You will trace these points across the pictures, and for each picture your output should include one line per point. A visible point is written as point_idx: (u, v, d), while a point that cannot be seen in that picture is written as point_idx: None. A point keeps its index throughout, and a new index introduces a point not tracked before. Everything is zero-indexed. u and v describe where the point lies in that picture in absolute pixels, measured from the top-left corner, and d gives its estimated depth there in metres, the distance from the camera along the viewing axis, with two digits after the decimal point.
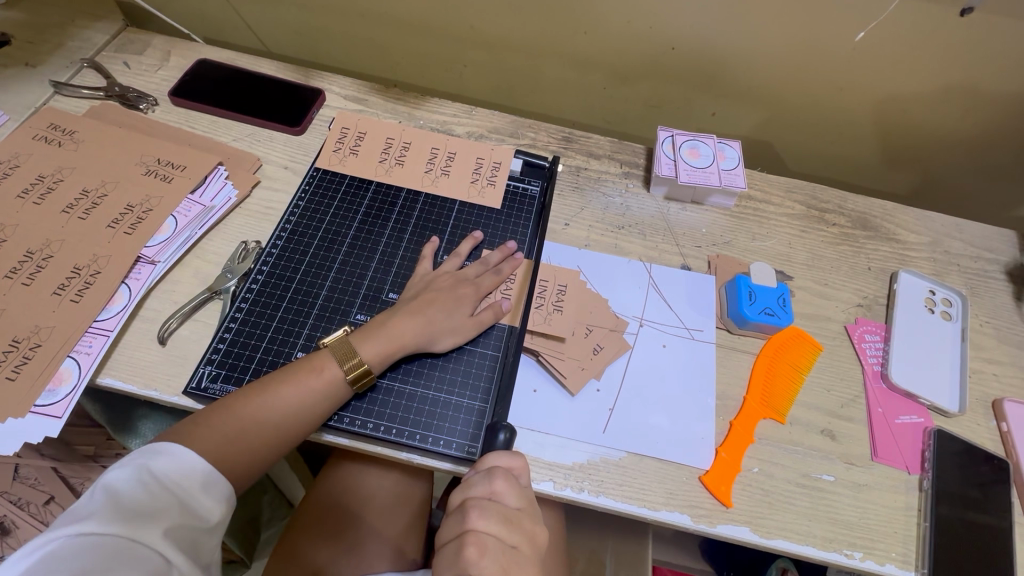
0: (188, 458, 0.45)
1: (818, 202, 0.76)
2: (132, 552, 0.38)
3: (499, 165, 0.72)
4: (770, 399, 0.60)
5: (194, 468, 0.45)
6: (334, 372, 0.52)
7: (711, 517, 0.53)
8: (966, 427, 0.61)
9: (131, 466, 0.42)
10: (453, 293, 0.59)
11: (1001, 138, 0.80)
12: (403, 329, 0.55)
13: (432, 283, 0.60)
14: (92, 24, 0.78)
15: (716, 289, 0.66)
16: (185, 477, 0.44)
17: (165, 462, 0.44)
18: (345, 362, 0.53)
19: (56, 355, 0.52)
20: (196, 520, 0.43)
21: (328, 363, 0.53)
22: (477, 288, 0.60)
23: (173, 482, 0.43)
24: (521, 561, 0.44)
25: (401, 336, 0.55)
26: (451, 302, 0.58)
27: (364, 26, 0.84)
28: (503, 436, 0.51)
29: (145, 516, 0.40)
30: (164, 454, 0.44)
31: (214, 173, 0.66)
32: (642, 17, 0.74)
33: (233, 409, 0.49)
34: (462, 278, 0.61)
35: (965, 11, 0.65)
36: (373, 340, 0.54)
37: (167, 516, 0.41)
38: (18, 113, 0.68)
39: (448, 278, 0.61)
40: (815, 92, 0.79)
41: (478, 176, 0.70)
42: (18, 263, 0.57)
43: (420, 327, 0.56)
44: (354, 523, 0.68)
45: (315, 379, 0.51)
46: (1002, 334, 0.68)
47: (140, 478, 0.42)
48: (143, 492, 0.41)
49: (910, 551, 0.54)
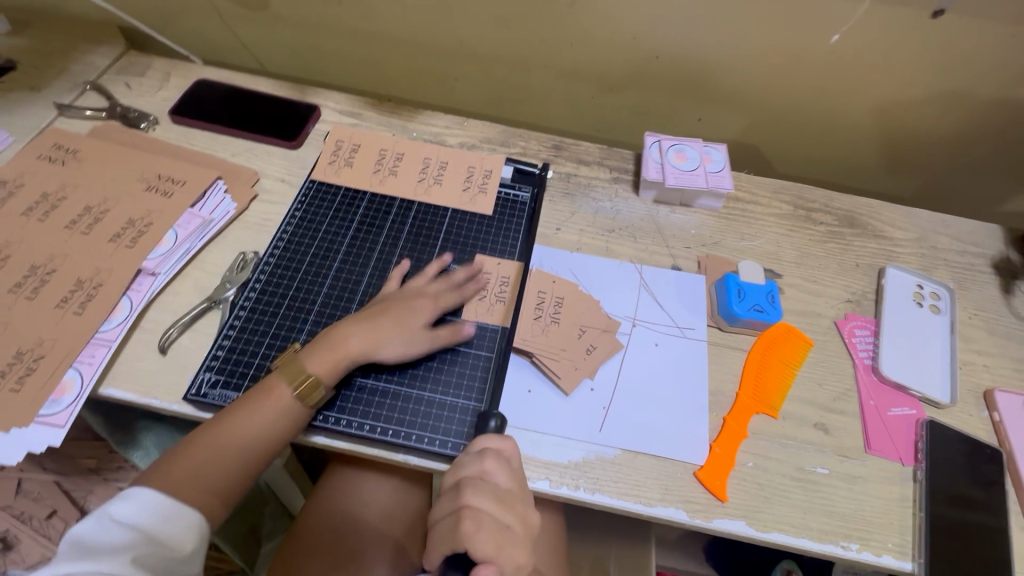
0: (145, 499, 0.48)
1: (805, 202, 0.78)
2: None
3: (490, 173, 0.73)
4: (763, 394, 0.60)
5: (151, 505, 0.48)
6: (285, 394, 0.52)
7: (707, 512, 0.53)
8: (958, 418, 0.61)
9: (97, 512, 0.47)
10: (408, 306, 0.59)
11: (982, 137, 0.82)
12: (347, 341, 0.55)
13: (390, 295, 0.60)
14: (94, 48, 0.81)
15: (707, 287, 0.68)
16: (147, 514, 0.47)
17: (125, 504, 0.47)
18: (296, 383, 0.53)
19: (59, 366, 0.54)
20: (163, 550, 0.47)
21: (278, 383, 0.53)
22: (434, 301, 0.60)
23: (136, 520, 0.47)
24: (515, 540, 0.46)
25: (344, 344, 0.55)
26: (403, 314, 0.58)
27: (357, 43, 0.87)
28: (494, 423, 0.52)
29: (111, 554, 0.45)
30: (125, 497, 0.48)
31: (213, 188, 0.68)
32: (626, 28, 0.76)
33: (206, 430, 0.51)
34: (420, 292, 0.61)
35: (936, 13, 0.67)
36: (318, 355, 0.54)
37: (131, 552, 0.45)
38: (24, 134, 0.70)
39: (406, 292, 0.61)
40: (798, 96, 0.81)
41: (469, 184, 0.72)
42: (22, 277, 0.58)
43: (367, 335, 0.56)
44: (357, 531, 0.69)
45: (266, 400, 0.52)
46: (990, 326, 0.69)
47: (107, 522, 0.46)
48: (109, 532, 0.46)
49: (906, 543, 0.54)
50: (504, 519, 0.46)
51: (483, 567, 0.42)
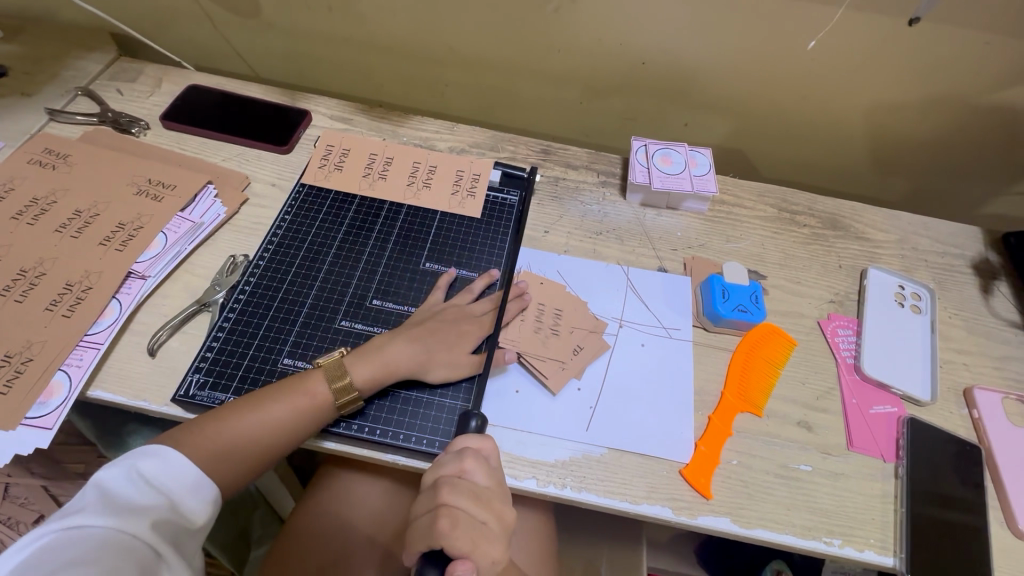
0: (173, 461, 0.48)
1: (788, 205, 0.79)
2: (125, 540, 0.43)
3: (478, 177, 0.74)
4: (747, 393, 0.61)
5: (176, 468, 0.48)
6: (323, 394, 0.53)
7: (692, 510, 0.54)
8: (939, 415, 0.63)
9: (120, 467, 0.47)
10: (458, 330, 0.60)
11: (960, 141, 0.84)
12: (397, 355, 0.56)
13: (439, 311, 0.61)
14: (86, 55, 0.82)
15: (693, 288, 0.69)
16: (171, 478, 0.48)
17: (152, 463, 0.48)
18: (335, 383, 0.54)
19: (47, 369, 0.54)
20: (180, 519, 0.47)
21: (319, 385, 0.53)
22: (481, 327, 0.61)
23: (160, 482, 0.47)
24: (491, 536, 0.47)
25: (395, 361, 0.56)
26: (454, 339, 0.59)
27: (348, 50, 0.88)
28: (475, 423, 0.52)
29: (134, 510, 0.45)
30: (154, 456, 0.48)
31: (203, 192, 0.69)
32: (611, 35, 0.78)
33: (237, 412, 0.51)
34: (470, 313, 0.62)
35: (912, 20, 0.69)
36: (366, 366, 0.55)
37: (153, 512, 0.45)
38: (14, 139, 0.71)
39: (455, 312, 0.61)
40: (781, 101, 0.83)
41: (458, 188, 0.73)
42: (11, 280, 0.58)
43: (418, 355, 0.57)
44: (346, 534, 0.69)
45: (302, 399, 0.53)
46: (969, 325, 0.70)
47: (133, 477, 0.46)
48: (135, 490, 0.46)
49: (887, 538, 0.55)
50: (482, 519, 0.47)
51: (460, 564, 0.43)
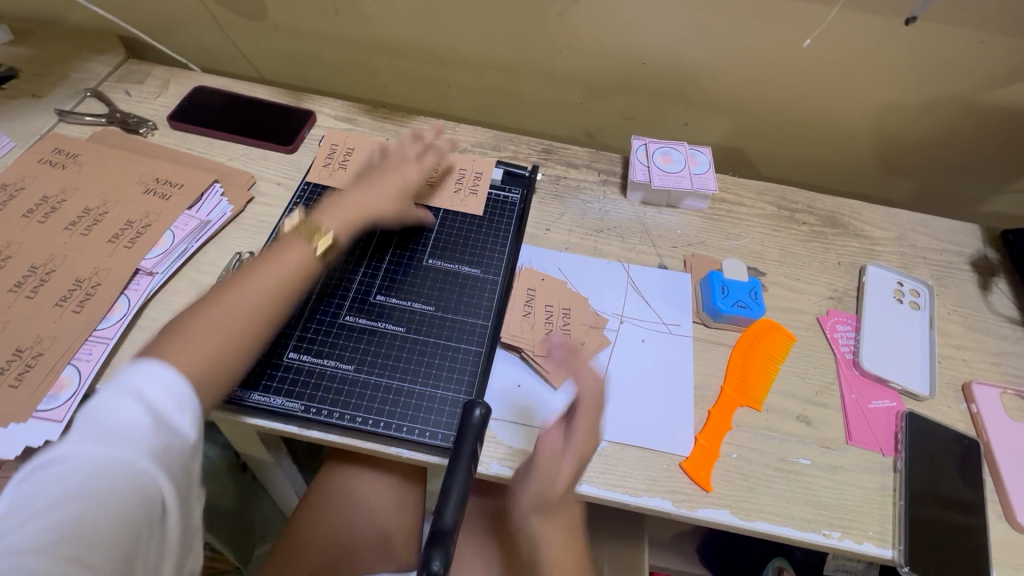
0: (157, 378, 0.44)
1: (788, 203, 0.80)
2: (124, 471, 0.39)
3: (481, 175, 0.75)
4: (746, 388, 0.62)
5: (162, 386, 0.44)
6: (307, 254, 0.58)
7: (692, 502, 0.55)
8: (937, 410, 0.63)
9: (116, 389, 0.43)
10: (398, 172, 0.68)
11: (958, 140, 0.84)
12: (352, 205, 0.63)
13: (378, 162, 0.68)
14: (95, 57, 0.83)
15: (692, 284, 0.69)
16: (158, 395, 0.44)
17: (139, 380, 0.44)
18: (311, 242, 0.58)
19: (57, 363, 0.55)
20: (172, 438, 0.42)
21: (295, 246, 0.58)
22: (418, 166, 0.69)
23: (147, 399, 0.43)
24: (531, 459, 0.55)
25: (354, 210, 0.62)
26: (395, 180, 0.67)
27: (352, 51, 0.89)
28: (479, 412, 0.50)
29: (120, 431, 0.41)
30: (150, 377, 0.44)
31: (210, 190, 0.70)
32: (612, 36, 0.79)
33: (233, 286, 0.53)
34: (406, 160, 0.69)
35: (909, 20, 0.70)
36: (328, 218, 0.61)
37: (140, 434, 0.41)
38: (25, 140, 0.72)
39: (394, 162, 0.68)
40: (779, 101, 0.84)
41: (460, 186, 0.74)
42: (22, 277, 0.59)
43: (370, 201, 0.64)
44: (349, 528, 0.70)
45: (288, 257, 0.57)
46: (968, 321, 0.71)
47: (128, 400, 0.43)
48: (130, 413, 0.42)
49: (886, 531, 0.55)
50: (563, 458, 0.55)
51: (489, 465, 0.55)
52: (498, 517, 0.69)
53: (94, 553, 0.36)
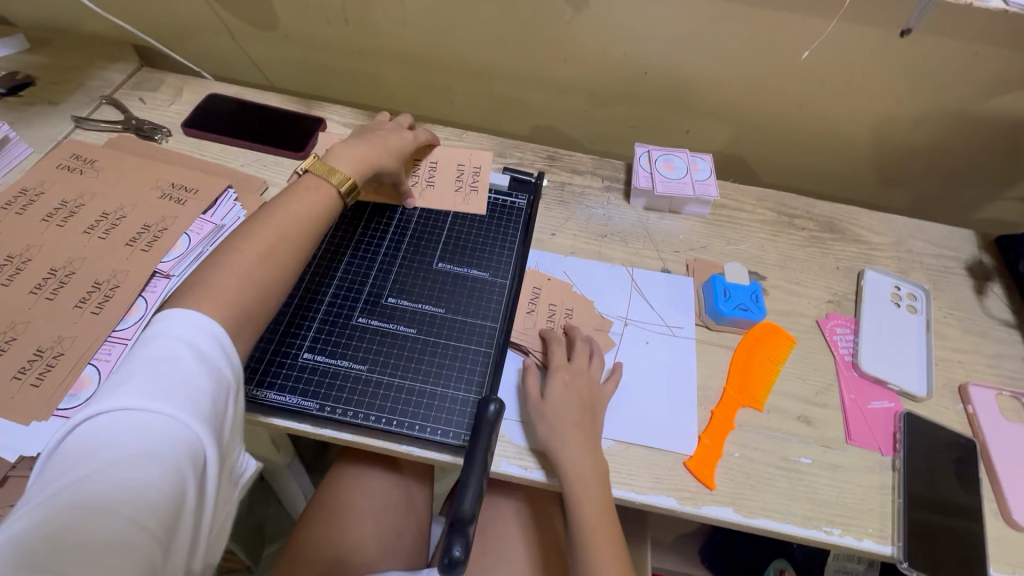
0: (204, 331, 0.45)
1: (787, 209, 0.82)
2: (167, 418, 0.40)
3: (480, 170, 0.77)
4: (748, 388, 0.63)
5: (208, 340, 0.45)
6: (329, 191, 0.59)
7: (696, 500, 0.56)
8: (934, 410, 0.65)
9: (163, 340, 0.44)
10: (395, 136, 0.70)
11: (953, 148, 0.86)
12: (362, 154, 0.64)
13: (376, 126, 0.70)
14: (109, 65, 0.85)
15: (695, 288, 0.71)
16: (205, 351, 0.45)
17: (186, 334, 0.45)
18: (332, 178, 0.60)
19: (77, 363, 0.56)
20: (217, 394, 0.44)
21: (320, 184, 0.59)
22: (413, 138, 0.72)
23: (193, 354, 0.44)
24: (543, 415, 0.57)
25: (364, 157, 0.64)
26: (396, 143, 0.69)
27: (361, 60, 0.91)
28: (494, 407, 0.53)
29: (172, 385, 0.42)
30: (194, 330, 0.45)
31: (224, 196, 0.71)
32: (615, 46, 0.81)
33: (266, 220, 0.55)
34: (401, 128, 0.72)
35: (903, 32, 0.71)
36: (345, 164, 0.62)
37: (190, 389, 0.42)
38: (42, 146, 0.74)
39: (391, 127, 0.71)
40: (778, 109, 0.86)
41: (461, 184, 0.75)
42: (42, 279, 0.61)
43: (376, 151, 0.66)
44: (359, 527, 0.71)
45: (315, 194, 0.58)
46: (964, 324, 0.72)
47: (174, 349, 0.44)
48: (173, 362, 0.43)
49: (885, 528, 0.57)
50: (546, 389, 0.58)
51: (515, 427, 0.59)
52: (505, 516, 0.70)
53: (140, 494, 0.37)
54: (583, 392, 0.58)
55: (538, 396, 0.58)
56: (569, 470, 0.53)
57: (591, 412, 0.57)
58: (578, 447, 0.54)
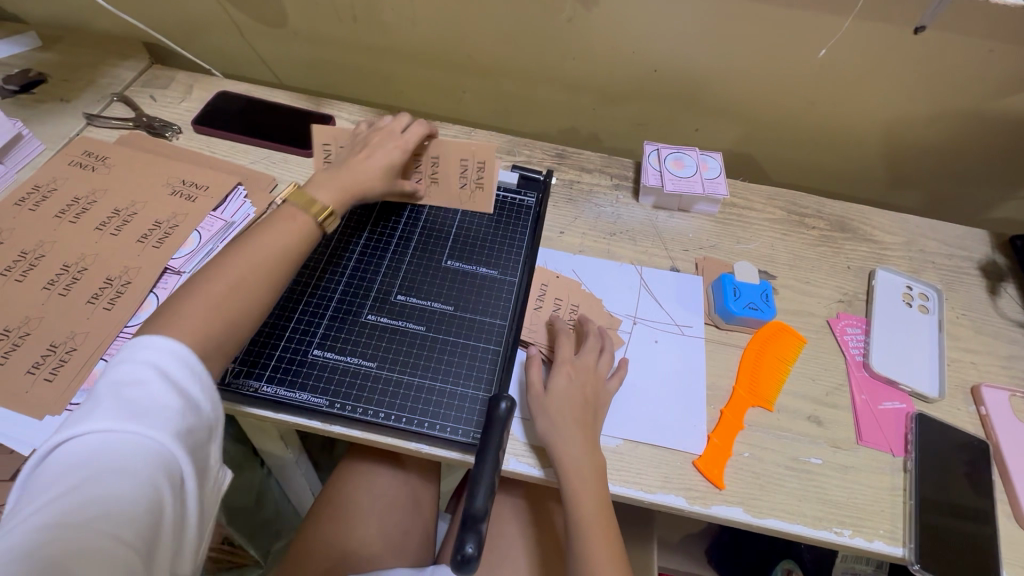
0: (169, 350, 0.43)
1: (798, 208, 0.81)
2: (137, 440, 0.39)
3: (484, 165, 0.68)
4: (758, 388, 0.63)
5: (175, 358, 0.43)
6: (303, 223, 0.55)
7: (705, 499, 0.56)
8: (946, 412, 0.64)
9: (126, 363, 0.42)
10: (383, 146, 0.63)
11: (967, 147, 0.86)
12: (346, 178, 0.60)
13: (366, 137, 0.64)
14: (120, 62, 0.86)
15: (705, 287, 0.71)
16: (173, 369, 0.43)
17: (152, 354, 0.43)
18: (311, 210, 0.56)
19: (90, 358, 0.57)
20: (189, 412, 0.42)
21: (297, 214, 0.55)
22: (403, 141, 0.64)
23: (161, 374, 0.42)
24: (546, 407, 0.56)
25: (345, 182, 0.59)
26: (383, 156, 0.62)
27: (369, 58, 0.92)
28: (505, 405, 0.53)
29: (140, 407, 0.40)
30: (157, 350, 0.43)
31: (234, 192, 0.72)
32: (625, 44, 0.81)
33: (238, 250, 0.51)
34: (391, 132, 0.64)
35: (917, 29, 0.71)
36: (326, 192, 0.57)
37: (158, 409, 0.41)
38: (55, 143, 0.74)
39: (380, 133, 0.64)
40: (790, 107, 0.85)
41: (465, 180, 0.70)
42: (55, 275, 0.61)
43: (362, 171, 0.61)
44: (366, 525, 0.71)
45: (289, 226, 0.54)
46: (977, 325, 0.72)
47: (139, 370, 0.42)
48: (140, 384, 0.41)
49: (896, 529, 0.56)
50: (549, 384, 0.58)
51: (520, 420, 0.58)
52: (512, 514, 0.70)
53: (114, 517, 0.36)
54: (585, 389, 0.58)
55: (541, 389, 0.58)
56: (565, 465, 0.53)
57: (592, 410, 0.57)
58: (578, 442, 0.54)
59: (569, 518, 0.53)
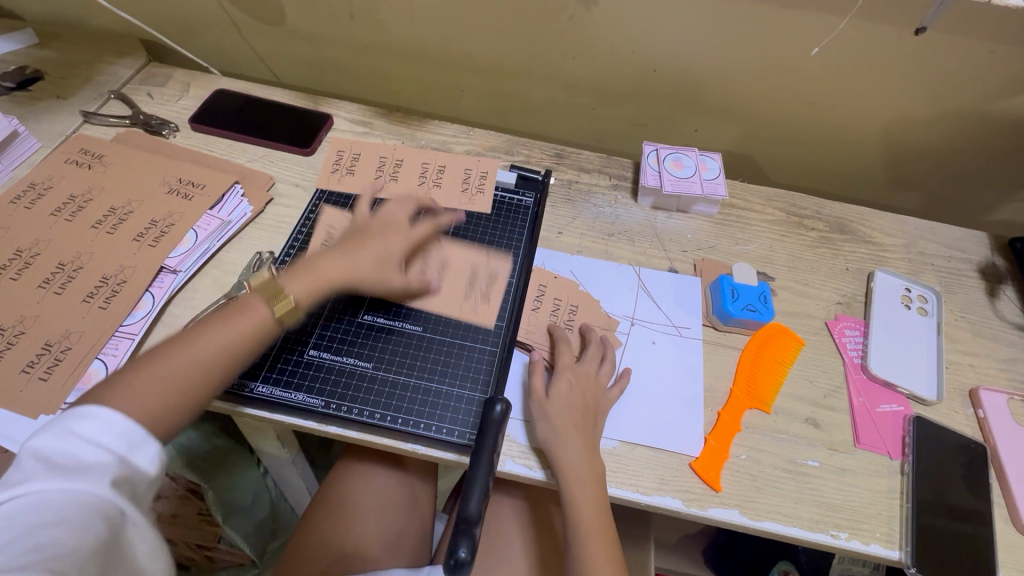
0: (109, 415, 0.42)
1: (797, 209, 0.81)
2: (86, 496, 0.38)
3: (495, 278, 0.67)
4: (756, 390, 0.63)
5: (117, 422, 0.42)
6: (261, 312, 0.53)
7: (702, 501, 0.56)
8: (945, 415, 0.64)
9: (52, 431, 0.40)
10: (381, 240, 0.62)
11: (967, 148, 0.85)
12: (330, 269, 0.58)
13: (362, 229, 0.63)
14: (118, 60, 0.85)
15: (703, 289, 0.70)
16: (117, 433, 0.42)
17: (90, 419, 0.42)
18: (273, 301, 0.54)
19: (85, 357, 0.56)
20: (135, 473, 0.41)
21: (255, 304, 0.54)
22: (406, 236, 0.64)
23: (104, 437, 0.41)
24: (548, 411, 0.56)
25: (326, 274, 0.58)
26: (380, 249, 0.62)
27: (368, 56, 0.91)
28: (500, 408, 0.52)
29: (84, 466, 0.39)
30: (88, 416, 0.41)
31: (231, 191, 0.71)
32: (624, 44, 0.80)
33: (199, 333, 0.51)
34: (389, 229, 0.64)
35: (919, 30, 0.70)
36: (300, 279, 0.56)
37: (107, 467, 0.40)
38: (51, 140, 0.74)
39: (377, 228, 0.63)
40: (790, 108, 0.85)
41: (472, 289, 0.65)
42: (51, 273, 0.61)
43: (347, 266, 0.59)
44: (363, 525, 0.71)
45: (244, 318, 0.52)
46: (976, 328, 0.72)
47: (79, 434, 0.41)
48: (81, 445, 0.40)
49: (893, 532, 0.56)
50: (550, 389, 0.58)
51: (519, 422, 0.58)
52: (508, 515, 0.70)
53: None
54: (586, 395, 0.58)
55: (542, 394, 0.58)
56: (566, 469, 0.53)
57: (591, 415, 0.57)
58: (578, 447, 0.54)
59: (568, 521, 0.54)
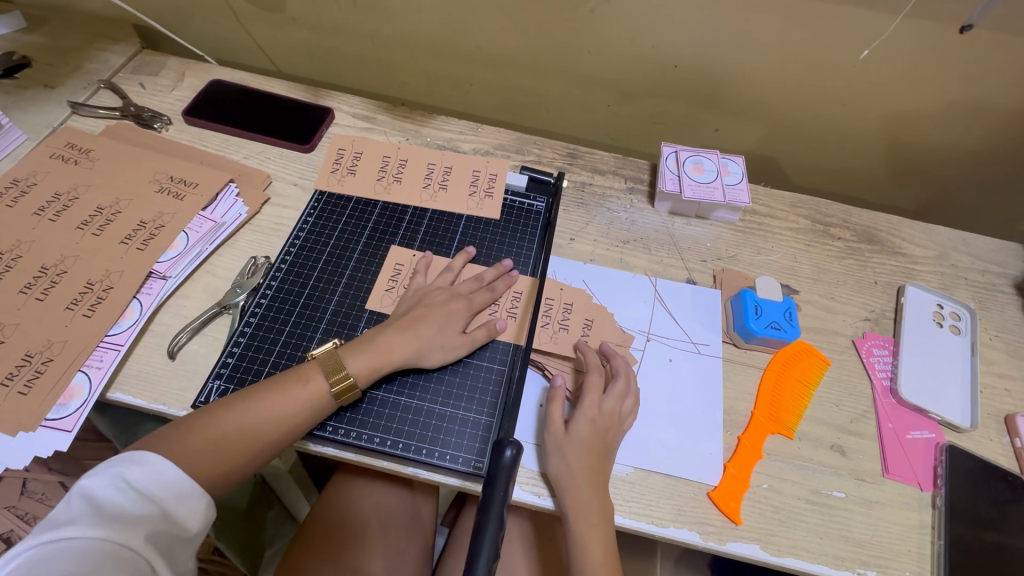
0: (163, 469, 0.44)
1: (822, 217, 0.77)
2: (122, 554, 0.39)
3: (571, 307, 0.63)
4: (779, 414, 0.59)
5: (165, 476, 0.44)
6: (319, 384, 0.52)
7: (720, 535, 0.52)
8: (978, 443, 0.60)
9: (104, 476, 0.42)
10: (445, 308, 0.58)
11: (1004, 153, 0.80)
12: (392, 346, 0.55)
13: (425, 296, 0.60)
14: (108, 46, 0.81)
15: (723, 303, 0.66)
16: (164, 488, 0.44)
17: (142, 471, 0.43)
18: (332, 376, 0.52)
19: (66, 370, 0.53)
20: (176, 529, 0.43)
21: (314, 373, 0.52)
22: (470, 304, 0.60)
23: (151, 491, 0.43)
24: (566, 449, 0.52)
25: (389, 353, 0.54)
26: (442, 318, 0.57)
27: (372, 46, 0.86)
28: (510, 453, 0.46)
29: (126, 521, 0.41)
30: (140, 463, 0.44)
31: (225, 191, 0.68)
32: (644, 36, 0.75)
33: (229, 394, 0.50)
34: (455, 293, 0.60)
35: (964, 28, 0.65)
36: (360, 355, 0.54)
37: (150, 524, 0.42)
38: (37, 132, 0.70)
39: (441, 293, 0.60)
40: (817, 108, 0.80)
41: (548, 322, 0.62)
42: (32, 278, 0.58)
43: (411, 344, 0.55)
44: (362, 542, 0.68)
45: (300, 390, 0.51)
46: (1012, 348, 0.67)
47: (124, 487, 0.42)
48: (124, 499, 0.42)
49: (923, 570, 0.53)
50: (570, 424, 0.54)
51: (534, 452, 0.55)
52: (510, 533, 0.67)
53: None
54: (607, 433, 0.54)
55: (561, 428, 0.54)
56: (577, 513, 0.50)
57: (609, 454, 0.54)
58: (589, 488, 0.51)
59: (573, 563, 0.51)
